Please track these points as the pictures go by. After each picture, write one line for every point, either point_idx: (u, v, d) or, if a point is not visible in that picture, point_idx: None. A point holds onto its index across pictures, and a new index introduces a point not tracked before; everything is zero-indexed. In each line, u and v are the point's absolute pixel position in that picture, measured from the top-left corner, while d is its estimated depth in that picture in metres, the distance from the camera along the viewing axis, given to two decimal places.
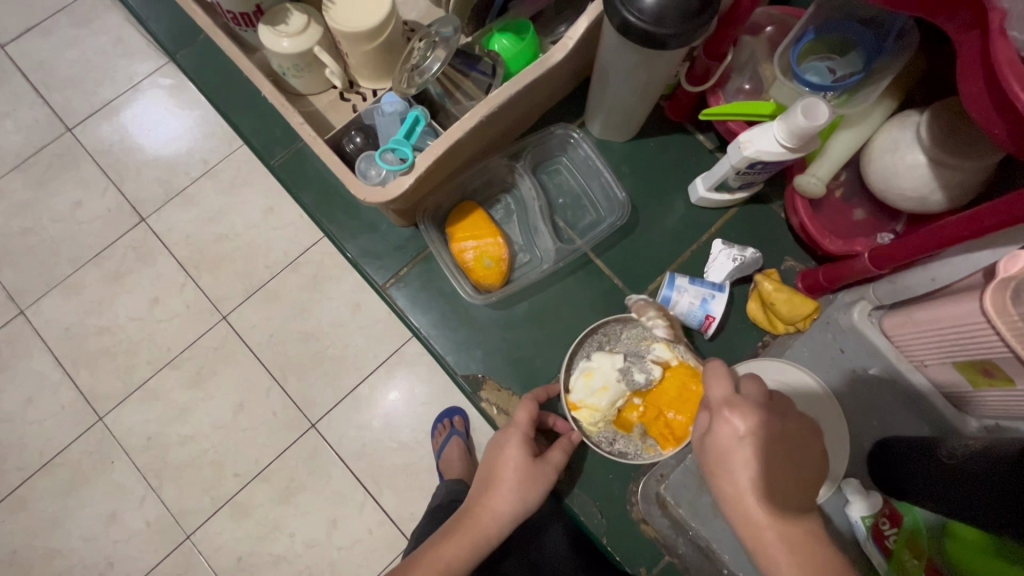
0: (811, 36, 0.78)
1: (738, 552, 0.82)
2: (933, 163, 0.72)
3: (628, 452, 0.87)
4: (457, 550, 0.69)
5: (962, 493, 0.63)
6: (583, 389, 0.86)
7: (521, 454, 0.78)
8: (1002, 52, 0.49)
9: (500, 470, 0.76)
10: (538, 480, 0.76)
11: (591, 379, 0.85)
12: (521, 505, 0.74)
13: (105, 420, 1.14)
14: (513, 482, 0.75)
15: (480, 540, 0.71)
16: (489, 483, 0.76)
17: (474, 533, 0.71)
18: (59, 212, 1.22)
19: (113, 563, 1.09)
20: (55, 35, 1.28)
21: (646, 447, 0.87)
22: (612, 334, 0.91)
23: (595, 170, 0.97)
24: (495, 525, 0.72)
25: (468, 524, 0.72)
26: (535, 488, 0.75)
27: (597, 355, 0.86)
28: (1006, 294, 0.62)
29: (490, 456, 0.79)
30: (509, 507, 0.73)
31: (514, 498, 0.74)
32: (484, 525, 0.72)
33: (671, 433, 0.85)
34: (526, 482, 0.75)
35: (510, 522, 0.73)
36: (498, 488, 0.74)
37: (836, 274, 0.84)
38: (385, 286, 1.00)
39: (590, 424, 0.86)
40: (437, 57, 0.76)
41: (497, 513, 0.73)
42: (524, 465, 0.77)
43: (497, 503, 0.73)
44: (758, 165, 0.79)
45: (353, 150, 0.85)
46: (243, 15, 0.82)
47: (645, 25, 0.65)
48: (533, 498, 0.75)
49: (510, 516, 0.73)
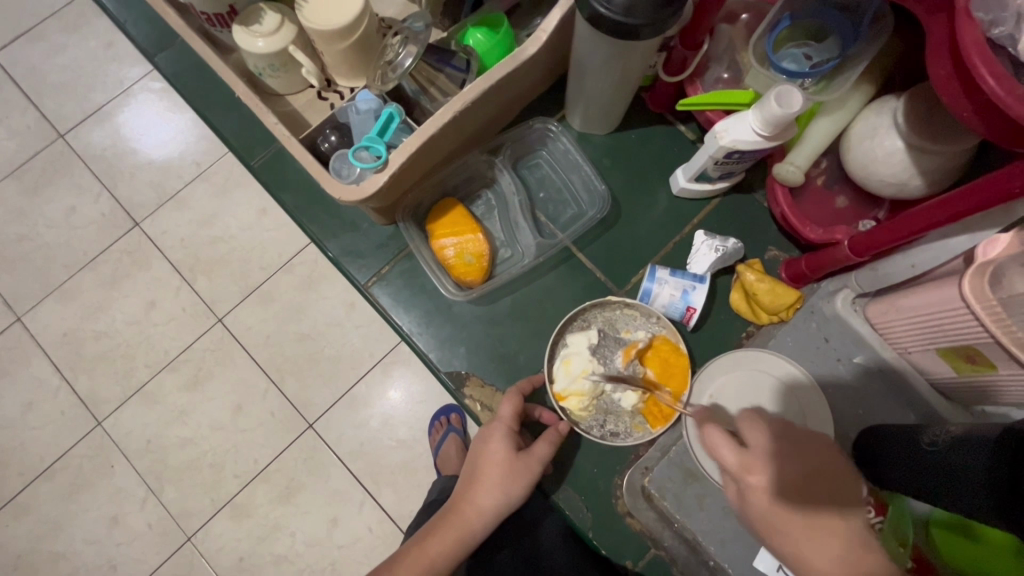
0: (787, 22, 0.77)
1: (724, 543, 0.84)
2: (910, 148, 0.71)
3: (621, 432, 0.87)
4: (440, 547, 0.69)
5: (947, 483, 0.63)
6: (566, 377, 0.87)
7: (506, 450, 0.76)
8: (968, 34, 0.48)
9: (483, 467, 0.74)
10: (523, 473, 0.74)
11: (570, 366, 0.87)
12: (506, 500, 0.72)
13: (104, 424, 1.15)
14: (497, 476, 0.73)
15: (465, 537, 0.70)
16: (474, 479, 0.74)
17: (459, 530, 0.70)
18: (54, 218, 1.23)
19: (115, 565, 1.10)
20: (44, 41, 1.29)
21: (635, 426, 0.87)
22: (592, 321, 0.90)
23: (574, 163, 0.97)
24: (478, 522, 0.71)
25: (451, 521, 0.71)
26: (521, 483, 0.73)
27: (575, 339, 0.88)
28: (985, 278, 0.63)
29: (475, 451, 0.78)
30: (493, 503, 0.72)
31: (499, 493, 0.72)
32: (467, 523, 0.70)
33: (657, 407, 0.86)
34: (511, 476, 0.73)
35: (496, 517, 0.72)
36: (482, 482, 0.73)
37: (818, 264, 0.84)
38: (367, 285, 1.00)
39: (575, 411, 0.87)
40: (409, 52, 0.76)
41: (480, 508, 0.71)
42: (507, 461, 0.75)
43: (481, 499, 0.72)
44: (735, 155, 0.79)
45: (328, 148, 0.85)
46: (217, 15, 0.81)
47: (614, 16, 0.64)
48: (518, 493, 0.73)
49: (493, 511, 0.72)
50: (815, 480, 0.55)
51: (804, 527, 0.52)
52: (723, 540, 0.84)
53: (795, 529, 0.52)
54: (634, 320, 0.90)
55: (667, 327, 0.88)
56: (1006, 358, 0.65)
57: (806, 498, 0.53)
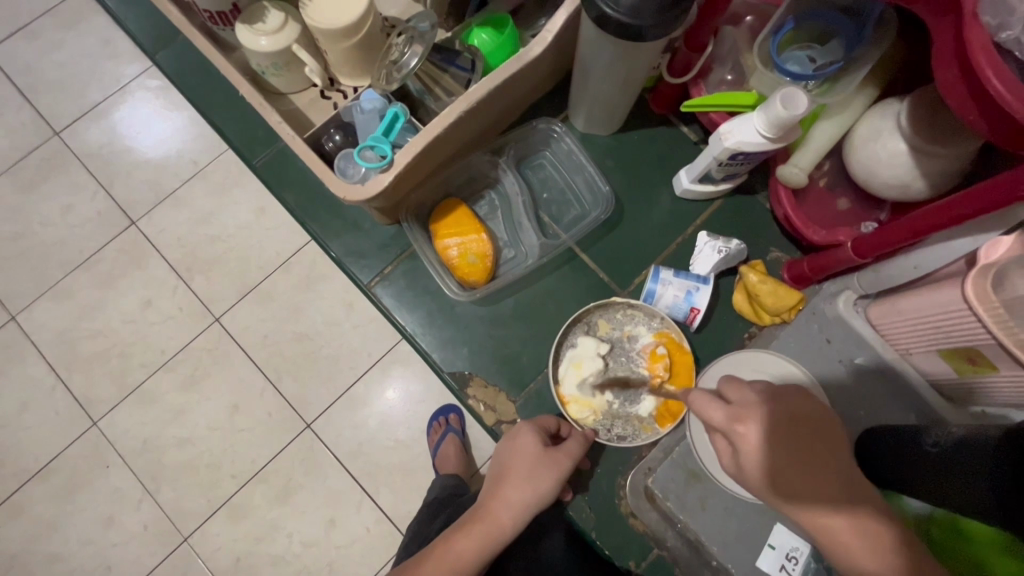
0: (791, 26, 0.77)
1: (727, 544, 0.85)
2: (913, 151, 0.72)
3: (632, 437, 0.87)
4: (467, 544, 0.64)
5: (957, 487, 0.62)
6: (578, 380, 0.88)
7: (534, 447, 0.74)
8: (976, 38, 0.49)
9: (512, 463, 0.72)
10: (554, 467, 0.72)
11: (581, 369, 0.88)
12: (537, 494, 0.69)
13: (100, 424, 1.14)
14: (525, 471, 0.70)
15: (494, 533, 0.65)
16: (500, 478, 0.71)
17: (487, 526, 0.65)
18: (49, 216, 1.22)
19: (112, 566, 1.09)
20: (41, 38, 1.28)
21: (644, 426, 0.87)
22: (595, 322, 0.91)
23: (578, 164, 0.97)
24: (508, 516, 0.66)
25: (479, 517, 0.66)
26: (551, 481, 0.70)
27: (583, 341, 0.89)
28: (988, 281, 0.63)
29: (502, 453, 0.76)
30: (524, 497, 0.67)
31: (529, 487, 0.69)
32: (498, 521, 0.66)
33: (667, 410, 0.87)
34: (540, 470, 0.71)
35: (524, 514, 0.67)
36: (513, 477, 0.70)
37: (820, 265, 0.84)
38: (370, 285, 1.00)
39: (584, 415, 0.88)
40: (414, 52, 0.76)
41: (509, 503, 0.67)
42: (536, 458, 0.73)
43: (510, 494, 0.68)
44: (740, 157, 0.79)
45: (332, 148, 0.84)
46: (220, 13, 0.81)
47: (621, 17, 0.64)
48: (548, 486, 0.70)
49: (525, 507, 0.67)
50: (797, 425, 0.55)
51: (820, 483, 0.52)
52: (725, 540, 0.85)
53: (802, 468, 0.52)
54: (635, 320, 0.91)
55: (672, 326, 0.89)
56: (1006, 358, 0.65)
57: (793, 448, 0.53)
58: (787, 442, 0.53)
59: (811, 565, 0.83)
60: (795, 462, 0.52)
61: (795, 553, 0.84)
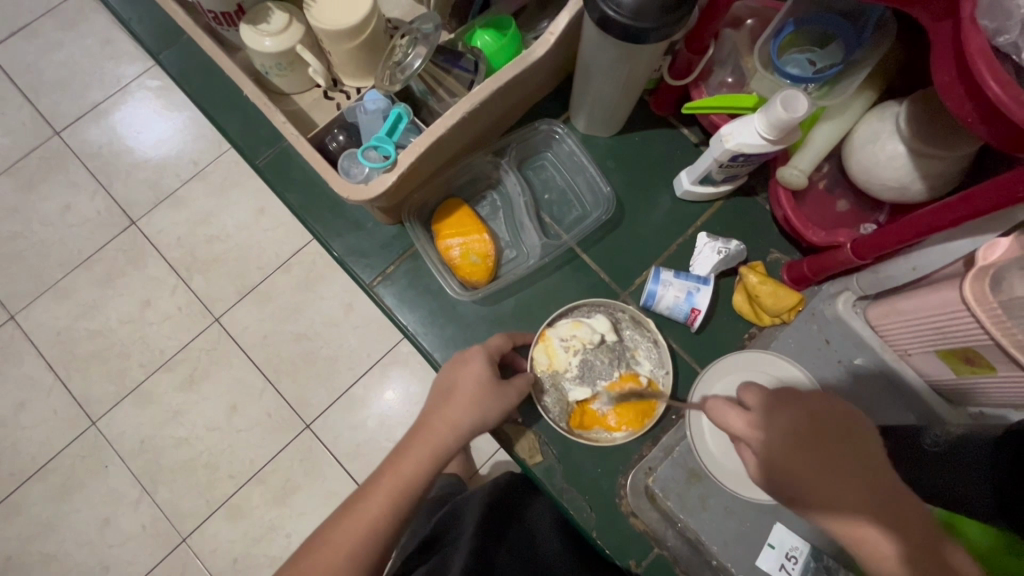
0: (790, 28, 0.78)
1: (727, 544, 0.86)
2: (912, 153, 0.72)
3: (545, 404, 0.87)
4: (415, 466, 0.67)
5: (953, 483, 0.63)
6: (566, 332, 0.88)
7: (481, 372, 0.74)
8: (973, 41, 0.50)
9: (460, 385, 0.73)
10: (500, 395, 0.74)
11: (577, 328, 0.88)
12: (479, 416, 0.71)
13: (98, 425, 1.14)
14: (469, 395, 0.72)
15: (439, 451, 0.69)
16: (445, 397, 0.72)
17: (431, 447, 0.68)
18: (48, 215, 1.22)
19: (108, 566, 1.09)
20: (40, 38, 1.28)
21: (564, 415, 0.87)
22: (620, 320, 0.91)
23: (579, 165, 0.99)
24: (451, 433, 0.69)
25: (424, 437, 0.69)
26: (495, 405, 0.73)
27: (600, 319, 0.89)
28: (985, 282, 0.64)
29: (445, 371, 0.75)
30: (467, 420, 0.70)
31: (473, 411, 0.71)
32: (440, 435, 0.69)
33: (584, 414, 0.88)
34: (486, 396, 0.72)
35: (469, 431, 0.71)
36: (457, 398, 0.71)
37: (820, 266, 0.85)
38: (372, 284, 1.00)
39: (541, 359, 0.87)
40: (419, 53, 0.77)
41: (452, 422, 0.70)
42: (485, 382, 0.73)
43: (454, 415, 0.70)
44: (740, 158, 0.79)
45: (336, 148, 0.85)
46: (224, 14, 0.81)
47: (624, 19, 0.65)
48: (491, 413, 0.73)
49: (467, 427, 0.70)
50: (815, 427, 0.57)
51: (837, 476, 0.54)
52: (726, 539, 0.86)
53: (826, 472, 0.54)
54: (649, 347, 0.90)
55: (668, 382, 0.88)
56: (1004, 358, 0.66)
57: (818, 453, 0.55)
58: (806, 439, 0.56)
59: (810, 564, 0.84)
60: (817, 463, 0.55)
61: (794, 553, 0.84)
